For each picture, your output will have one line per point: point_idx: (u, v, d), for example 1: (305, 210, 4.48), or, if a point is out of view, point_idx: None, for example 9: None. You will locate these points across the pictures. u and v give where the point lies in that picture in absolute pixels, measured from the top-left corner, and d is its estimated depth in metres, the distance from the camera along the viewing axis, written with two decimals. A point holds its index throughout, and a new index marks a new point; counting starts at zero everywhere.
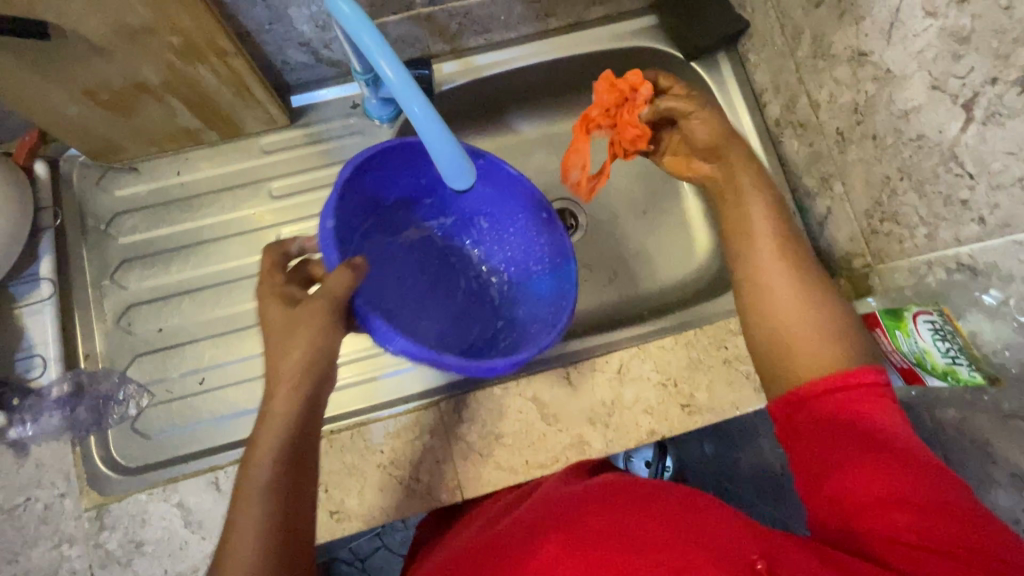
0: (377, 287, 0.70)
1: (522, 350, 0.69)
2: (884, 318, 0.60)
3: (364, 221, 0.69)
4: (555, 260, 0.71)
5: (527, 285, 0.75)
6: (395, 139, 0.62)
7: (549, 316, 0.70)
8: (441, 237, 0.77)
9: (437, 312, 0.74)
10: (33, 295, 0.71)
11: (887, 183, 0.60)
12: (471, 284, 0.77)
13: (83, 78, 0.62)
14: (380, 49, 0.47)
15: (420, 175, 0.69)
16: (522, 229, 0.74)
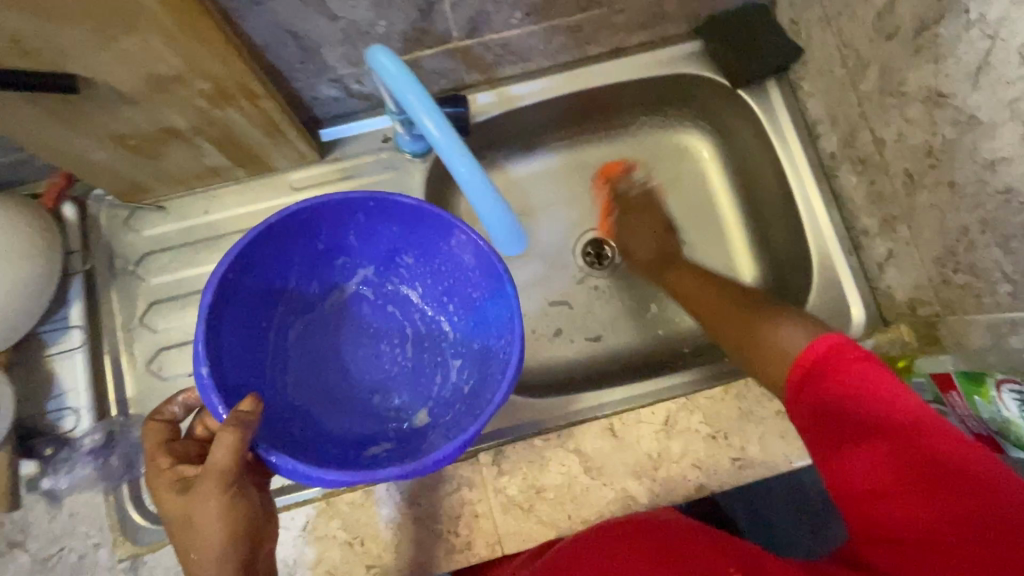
0: (311, 377, 0.67)
1: (463, 414, 0.62)
2: (962, 380, 0.55)
3: (270, 320, 0.65)
4: (488, 284, 0.61)
5: (472, 316, 0.67)
6: (261, 225, 0.56)
7: (501, 358, 0.61)
8: (372, 287, 0.70)
9: (393, 368, 0.69)
10: (64, 343, 0.70)
11: (964, 233, 0.56)
12: (419, 328, 0.70)
13: (112, 126, 0.60)
14: (426, 106, 0.45)
15: (318, 241, 0.63)
16: (448, 256, 0.65)
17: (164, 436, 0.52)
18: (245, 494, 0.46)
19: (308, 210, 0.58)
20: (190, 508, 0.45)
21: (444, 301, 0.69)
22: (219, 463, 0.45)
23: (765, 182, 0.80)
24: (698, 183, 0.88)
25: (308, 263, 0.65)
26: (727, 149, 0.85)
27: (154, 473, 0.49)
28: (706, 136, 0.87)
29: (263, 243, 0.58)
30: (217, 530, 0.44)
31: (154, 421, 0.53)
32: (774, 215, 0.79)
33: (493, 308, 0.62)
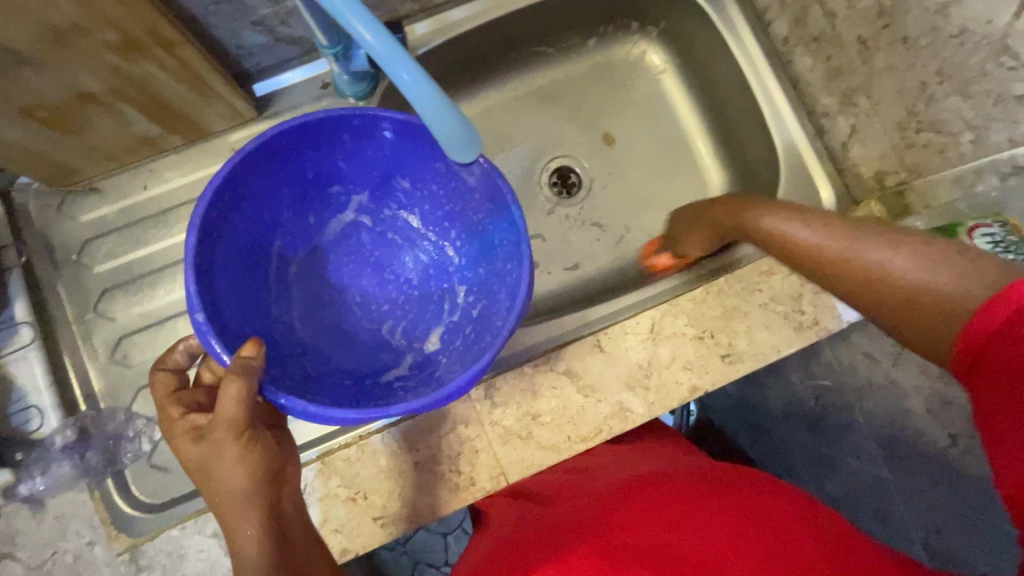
0: (315, 313, 0.66)
1: (479, 333, 0.62)
2: (932, 236, 0.55)
3: (268, 255, 0.63)
4: (489, 204, 0.60)
5: (473, 239, 0.66)
6: (241, 154, 0.54)
7: (509, 276, 0.61)
8: (369, 215, 0.68)
9: (398, 299, 0.69)
10: (14, 343, 0.65)
11: (924, 89, 0.55)
12: (421, 256, 0.69)
13: (18, 95, 0.54)
14: (350, 7, 0.39)
15: (304, 168, 0.61)
16: (442, 178, 0.63)
17: (174, 388, 0.52)
18: (258, 440, 0.46)
19: (289, 134, 0.56)
20: (207, 458, 0.45)
21: (444, 224, 0.67)
22: (228, 413, 0.45)
23: (722, 80, 0.78)
24: (656, 94, 0.86)
25: (297, 194, 0.63)
26: (681, 55, 0.83)
27: (169, 424, 0.49)
28: (658, 44, 0.84)
29: (245, 174, 0.56)
30: (239, 476, 0.45)
31: (162, 371, 0.53)
32: (735, 113, 0.78)
33: (495, 228, 0.61)
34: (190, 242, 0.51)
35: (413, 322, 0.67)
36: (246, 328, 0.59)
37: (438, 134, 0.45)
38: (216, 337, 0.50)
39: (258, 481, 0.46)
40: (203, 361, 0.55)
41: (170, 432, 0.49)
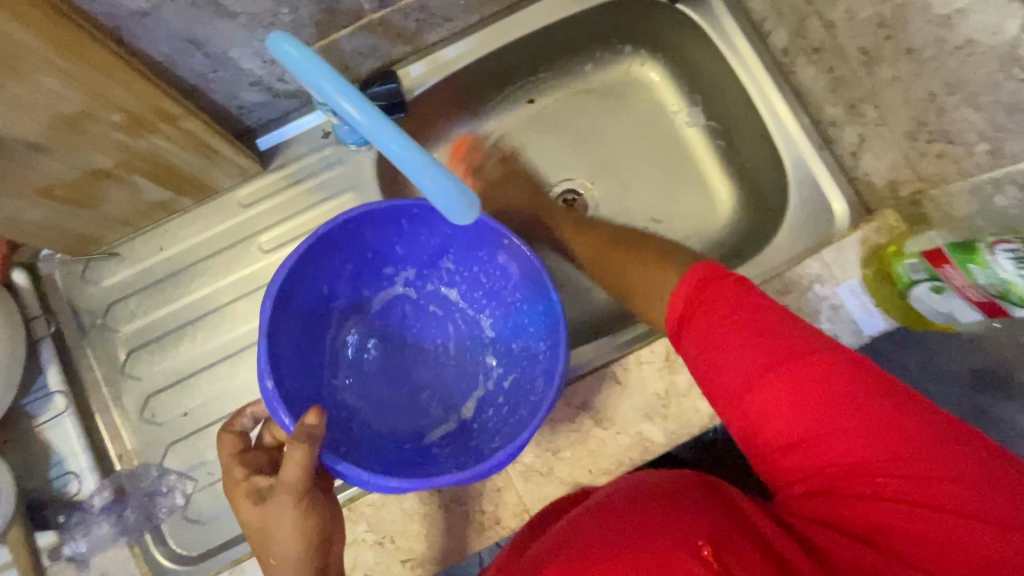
0: (362, 382, 0.68)
1: (519, 405, 0.63)
2: (952, 253, 0.53)
3: (324, 323, 0.66)
4: (532, 287, 0.62)
5: (511, 317, 0.68)
6: (311, 236, 0.57)
7: (547, 353, 0.62)
8: (415, 289, 0.70)
9: (436, 369, 0.70)
10: (49, 410, 0.68)
11: (932, 100, 0.54)
12: (460, 328, 0.71)
13: (32, 180, 0.56)
14: (339, 88, 0.41)
15: (365, 249, 0.64)
16: (489, 260, 0.66)
17: (239, 447, 0.54)
18: (316, 505, 0.49)
19: (354, 219, 0.59)
20: (269, 522, 0.48)
21: (486, 302, 0.69)
22: (292, 478, 0.47)
23: (725, 94, 0.76)
24: (654, 113, 0.85)
25: (357, 268, 0.65)
26: (679, 70, 0.82)
27: (232, 485, 0.51)
28: (655, 62, 0.83)
29: (314, 253, 0.59)
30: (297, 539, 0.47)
31: (228, 433, 0.54)
32: (739, 127, 0.77)
33: (531, 309, 0.63)
34: (262, 320, 0.54)
35: (452, 391, 0.69)
36: (302, 390, 0.61)
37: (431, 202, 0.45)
38: (281, 403, 0.53)
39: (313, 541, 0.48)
40: (267, 423, 0.57)
41: (232, 491, 0.51)
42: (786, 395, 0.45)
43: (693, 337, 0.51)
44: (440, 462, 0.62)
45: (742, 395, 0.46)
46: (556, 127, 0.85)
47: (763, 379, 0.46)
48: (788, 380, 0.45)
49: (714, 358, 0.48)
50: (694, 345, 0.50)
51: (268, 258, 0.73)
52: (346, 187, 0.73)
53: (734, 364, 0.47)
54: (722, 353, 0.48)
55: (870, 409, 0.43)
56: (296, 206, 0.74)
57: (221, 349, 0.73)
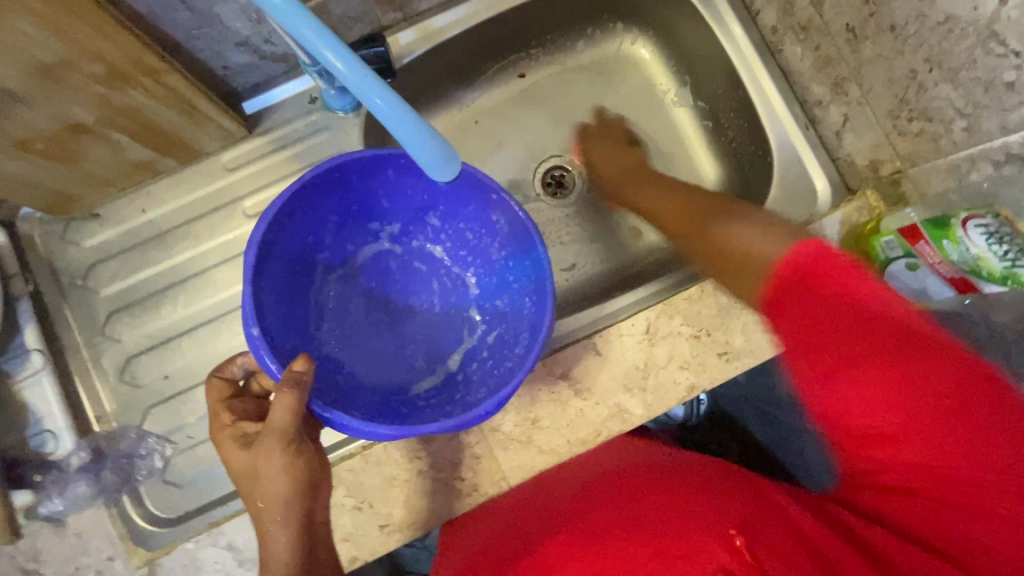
0: (347, 333, 0.68)
1: (504, 358, 0.64)
2: (926, 228, 0.55)
3: (307, 274, 0.65)
4: (520, 242, 0.63)
5: (496, 274, 0.68)
6: (295, 182, 0.56)
7: (532, 309, 0.63)
8: (399, 244, 0.70)
9: (422, 323, 0.71)
10: (27, 368, 0.67)
11: (913, 77, 0.54)
12: (445, 284, 0.71)
13: (10, 132, 0.56)
14: (321, 37, 0.39)
15: (351, 199, 0.63)
16: (476, 215, 0.66)
17: (227, 394, 0.55)
18: (304, 452, 0.50)
19: (341, 165, 0.58)
20: (257, 464, 0.48)
21: (469, 258, 0.70)
22: (280, 423, 0.49)
23: (714, 72, 0.76)
24: (645, 91, 0.85)
25: (343, 218, 0.65)
26: (670, 48, 0.82)
27: (219, 430, 0.52)
28: (646, 39, 0.83)
29: (300, 200, 0.58)
30: (283, 485, 0.48)
31: (217, 378, 0.55)
32: (727, 105, 0.77)
33: (519, 266, 0.65)
34: (247, 261, 0.53)
35: (439, 346, 0.69)
36: (286, 341, 0.61)
37: (416, 156, 0.46)
38: (268, 351, 0.53)
39: (301, 487, 0.49)
40: (257, 374, 0.57)
41: (219, 435, 0.52)
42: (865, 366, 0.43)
43: (788, 323, 0.46)
44: (425, 413, 0.63)
45: (836, 380, 0.44)
46: (546, 101, 0.85)
47: (855, 368, 0.43)
48: (885, 346, 0.42)
49: (814, 340, 0.44)
50: (788, 333, 0.46)
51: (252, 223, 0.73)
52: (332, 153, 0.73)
53: (841, 347, 0.43)
54: (818, 346, 0.44)
55: (938, 396, 0.41)
56: (281, 171, 0.73)
57: (203, 312, 0.72)
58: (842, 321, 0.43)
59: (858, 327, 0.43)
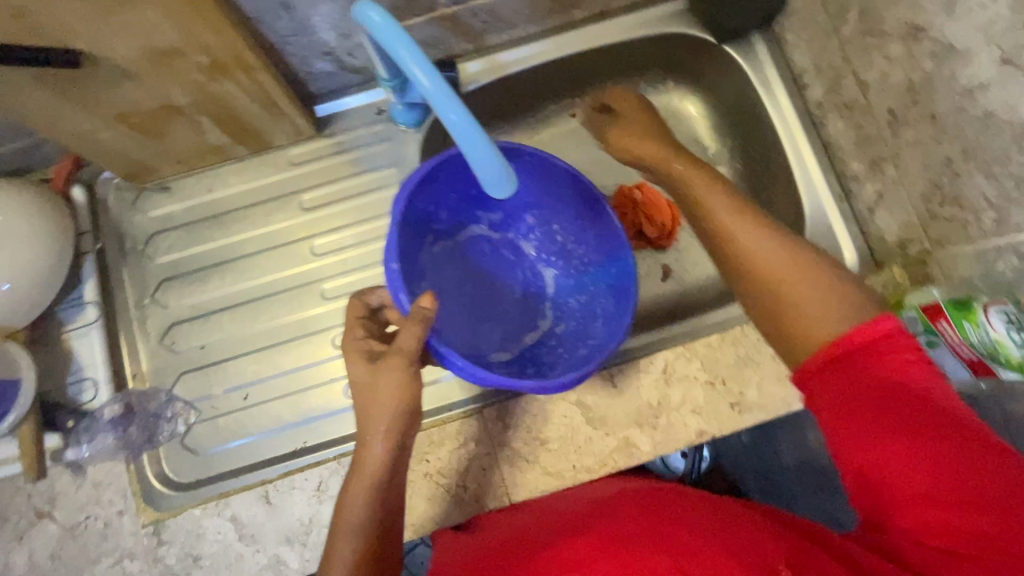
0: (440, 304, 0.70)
1: (582, 348, 0.69)
2: (949, 309, 0.56)
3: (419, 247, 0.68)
4: (608, 249, 0.70)
5: (572, 276, 0.74)
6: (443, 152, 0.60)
7: (611, 308, 0.69)
8: (493, 233, 0.74)
9: (503, 307, 0.74)
10: (79, 319, 0.72)
11: (948, 165, 0.57)
12: (526, 277, 0.75)
13: (114, 103, 0.62)
14: (414, 54, 0.44)
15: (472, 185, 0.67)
16: (570, 222, 0.72)
17: (363, 312, 0.57)
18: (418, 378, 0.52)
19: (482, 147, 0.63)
20: (376, 378, 0.51)
21: (553, 259, 0.75)
22: (406, 345, 0.51)
23: (759, 136, 0.80)
24: (690, 146, 0.89)
25: (461, 199, 0.69)
26: (719, 107, 0.86)
27: (349, 338, 0.55)
28: (697, 96, 0.88)
29: (440, 171, 0.62)
30: (395, 403, 0.51)
31: (358, 300, 0.58)
32: (769, 169, 0.80)
33: (602, 271, 0.71)
34: (396, 216, 0.58)
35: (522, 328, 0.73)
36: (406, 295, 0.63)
37: (475, 167, 0.50)
38: (405, 291, 0.56)
39: (403, 412, 0.51)
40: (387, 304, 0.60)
41: (346, 344, 0.55)
42: (866, 417, 0.41)
43: (819, 386, 0.45)
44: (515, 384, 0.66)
45: (861, 429, 0.41)
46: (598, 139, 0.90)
47: (883, 442, 0.40)
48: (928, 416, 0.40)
49: (846, 412, 0.42)
50: (828, 401, 0.44)
51: (307, 215, 0.78)
52: (390, 163, 0.79)
53: (882, 421, 0.41)
54: (849, 405, 0.42)
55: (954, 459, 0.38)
56: (339, 173, 0.79)
57: (247, 292, 0.77)
58: (891, 397, 0.41)
59: (867, 385, 0.42)
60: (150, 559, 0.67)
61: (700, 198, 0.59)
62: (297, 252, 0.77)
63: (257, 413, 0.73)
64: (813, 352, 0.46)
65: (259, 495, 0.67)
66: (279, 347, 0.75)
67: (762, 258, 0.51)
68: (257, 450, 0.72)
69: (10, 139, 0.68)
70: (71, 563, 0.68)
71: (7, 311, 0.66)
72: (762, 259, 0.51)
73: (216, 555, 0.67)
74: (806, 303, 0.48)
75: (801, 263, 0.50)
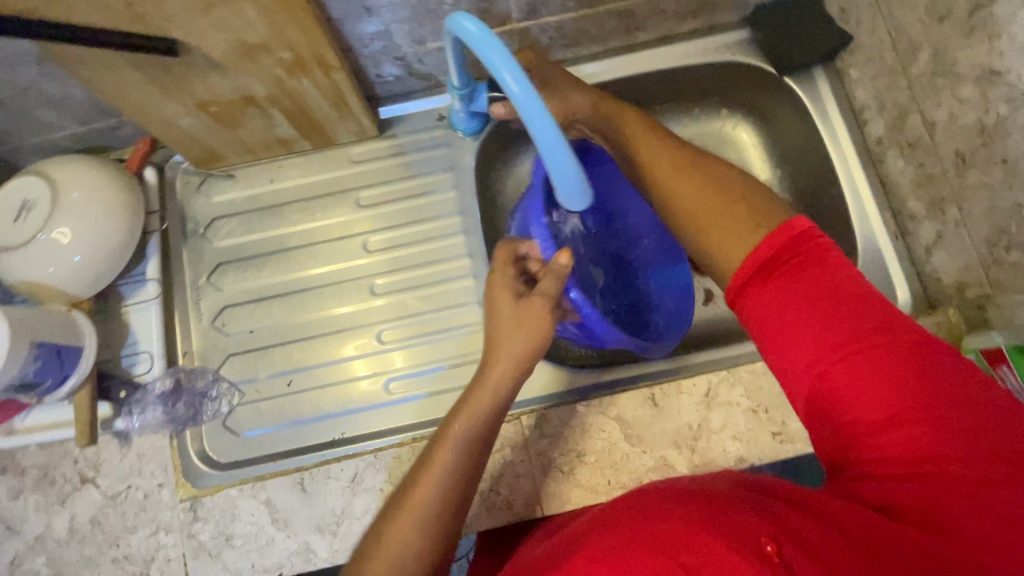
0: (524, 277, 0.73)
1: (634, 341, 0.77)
2: (1012, 354, 0.55)
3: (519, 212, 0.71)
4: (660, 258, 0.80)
5: (621, 278, 0.82)
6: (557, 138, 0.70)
7: (671, 307, 0.78)
8: None
9: None
10: (140, 294, 0.75)
11: (1017, 210, 0.56)
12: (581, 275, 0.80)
13: (199, 92, 0.65)
14: (506, 63, 0.45)
15: None
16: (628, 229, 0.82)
17: (510, 259, 0.60)
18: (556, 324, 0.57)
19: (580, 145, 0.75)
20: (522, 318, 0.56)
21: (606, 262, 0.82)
22: (547, 290, 0.57)
23: (814, 168, 0.80)
24: (741, 173, 0.89)
25: None
26: (773, 137, 0.87)
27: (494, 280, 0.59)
28: (751, 124, 0.88)
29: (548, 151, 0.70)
30: (537, 341, 0.56)
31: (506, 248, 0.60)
32: (822, 201, 0.80)
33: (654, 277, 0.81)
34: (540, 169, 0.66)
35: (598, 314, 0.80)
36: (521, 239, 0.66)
37: (552, 176, 0.51)
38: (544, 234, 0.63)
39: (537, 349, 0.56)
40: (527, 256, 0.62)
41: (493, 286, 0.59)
42: (811, 337, 0.46)
43: (755, 320, 0.50)
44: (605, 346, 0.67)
45: (809, 353, 0.46)
46: None
47: (834, 362, 0.45)
48: (865, 332, 0.45)
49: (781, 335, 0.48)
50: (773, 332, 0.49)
51: (363, 211, 0.80)
52: (446, 167, 0.80)
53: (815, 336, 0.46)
54: (791, 326, 0.47)
55: (887, 366, 0.43)
56: (396, 174, 0.81)
57: (299, 282, 0.79)
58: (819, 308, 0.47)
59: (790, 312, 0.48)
60: (185, 534, 0.69)
61: (649, 157, 0.64)
62: (349, 246, 0.79)
63: (298, 401, 0.74)
64: (737, 269, 0.53)
65: (295, 481, 0.68)
66: (325, 337, 0.77)
67: (703, 209, 0.58)
68: (295, 437, 0.73)
69: (95, 119, 0.72)
70: (109, 530, 0.70)
71: (74, 281, 0.69)
72: (692, 200, 0.59)
73: (248, 536, 0.68)
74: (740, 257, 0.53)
75: (759, 222, 0.54)
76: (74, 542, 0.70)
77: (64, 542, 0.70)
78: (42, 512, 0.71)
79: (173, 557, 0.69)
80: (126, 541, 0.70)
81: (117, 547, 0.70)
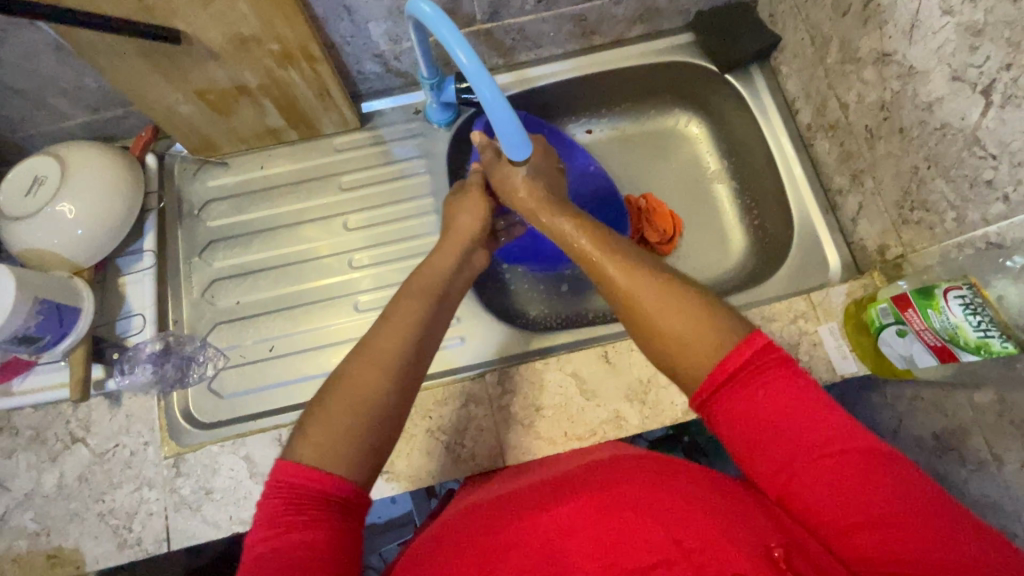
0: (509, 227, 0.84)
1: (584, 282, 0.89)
2: (915, 298, 0.60)
3: None
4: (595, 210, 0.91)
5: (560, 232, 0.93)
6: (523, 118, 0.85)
7: None
8: None
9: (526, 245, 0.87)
10: (136, 266, 0.81)
11: (915, 172, 0.64)
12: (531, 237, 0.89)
13: (197, 81, 0.73)
14: (456, 40, 0.52)
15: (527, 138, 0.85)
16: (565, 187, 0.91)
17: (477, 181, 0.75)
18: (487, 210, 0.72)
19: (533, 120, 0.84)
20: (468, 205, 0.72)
21: None
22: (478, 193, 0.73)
23: (755, 155, 0.89)
24: (692, 164, 0.97)
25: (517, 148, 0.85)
26: (718, 131, 0.95)
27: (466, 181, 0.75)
28: (700, 120, 0.97)
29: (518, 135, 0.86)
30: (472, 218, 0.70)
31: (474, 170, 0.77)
32: (764, 185, 0.88)
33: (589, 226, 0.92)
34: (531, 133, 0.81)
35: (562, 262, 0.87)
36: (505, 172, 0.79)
37: (500, 133, 0.59)
38: None
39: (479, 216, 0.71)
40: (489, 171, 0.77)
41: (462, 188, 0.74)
42: (775, 444, 0.46)
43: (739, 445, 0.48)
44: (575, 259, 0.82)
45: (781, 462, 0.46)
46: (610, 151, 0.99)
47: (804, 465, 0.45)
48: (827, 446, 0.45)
49: (771, 446, 0.46)
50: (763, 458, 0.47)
51: (344, 194, 0.88)
52: (420, 155, 0.89)
53: (789, 448, 0.46)
54: (768, 444, 0.46)
55: (850, 475, 0.44)
56: (374, 161, 0.89)
57: (284, 257, 0.86)
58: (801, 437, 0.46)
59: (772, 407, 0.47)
60: (167, 489, 0.72)
61: (592, 258, 0.60)
62: (330, 226, 0.86)
63: (280, 364, 0.80)
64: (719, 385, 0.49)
65: (274, 437, 0.73)
66: (307, 306, 0.83)
67: (657, 300, 0.53)
68: (275, 397, 0.79)
69: (103, 108, 0.80)
70: (93, 487, 0.72)
71: (76, 250, 0.75)
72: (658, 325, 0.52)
73: (227, 489, 0.72)
74: (708, 363, 0.49)
75: (698, 298, 0.53)
76: (61, 498, 0.72)
77: (52, 498, 0.72)
78: (32, 470, 0.73)
79: (155, 511, 0.71)
80: (111, 496, 0.72)
81: (102, 502, 0.72)
